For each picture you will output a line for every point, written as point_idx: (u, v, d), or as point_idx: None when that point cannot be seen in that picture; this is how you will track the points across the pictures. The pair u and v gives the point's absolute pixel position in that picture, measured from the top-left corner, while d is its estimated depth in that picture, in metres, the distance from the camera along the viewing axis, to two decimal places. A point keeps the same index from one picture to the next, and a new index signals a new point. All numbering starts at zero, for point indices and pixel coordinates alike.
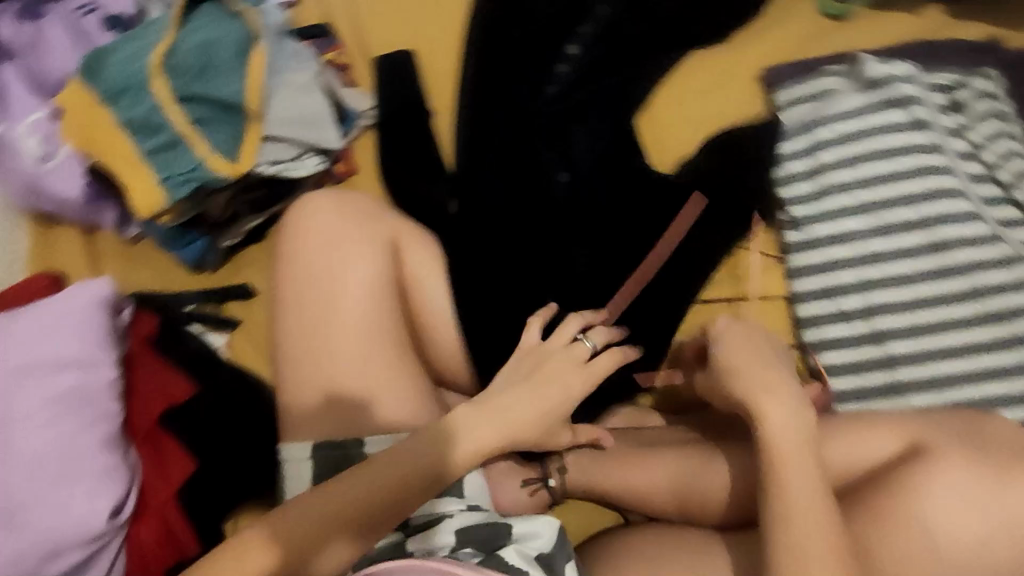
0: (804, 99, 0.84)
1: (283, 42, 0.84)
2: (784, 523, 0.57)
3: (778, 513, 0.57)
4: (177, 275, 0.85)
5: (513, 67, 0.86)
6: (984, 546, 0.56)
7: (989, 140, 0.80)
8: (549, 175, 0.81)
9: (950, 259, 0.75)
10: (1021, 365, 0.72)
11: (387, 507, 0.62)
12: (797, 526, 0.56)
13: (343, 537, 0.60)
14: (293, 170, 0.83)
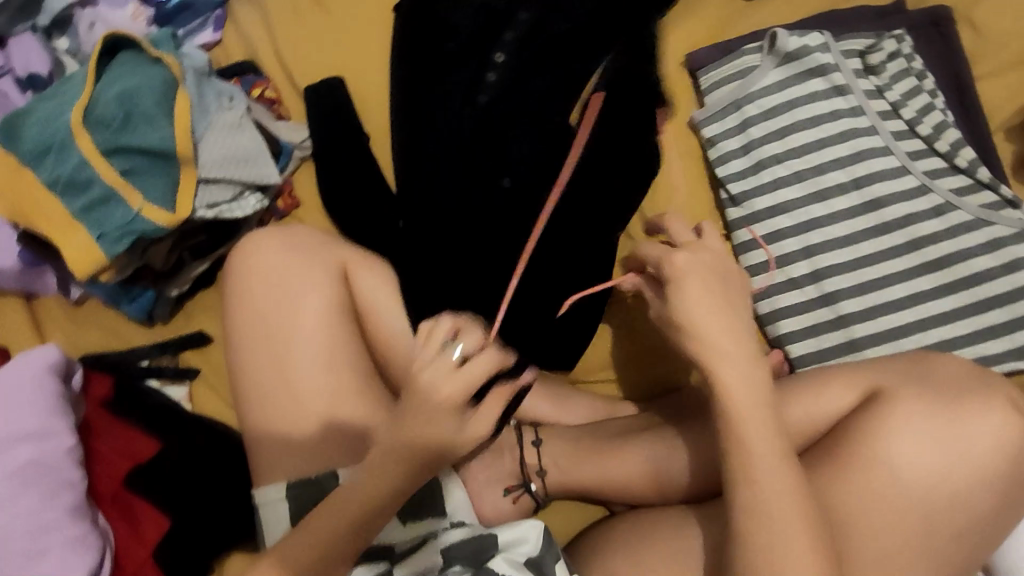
0: (723, 79, 0.81)
1: (207, 84, 0.83)
2: (801, 516, 0.50)
3: (789, 508, 0.50)
4: (130, 330, 0.84)
5: (430, 82, 0.86)
6: (947, 482, 0.54)
7: (907, 98, 0.77)
8: (492, 183, 0.80)
9: (884, 215, 0.74)
10: (966, 307, 0.71)
11: (353, 539, 0.59)
12: (805, 517, 0.50)
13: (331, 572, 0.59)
14: (232, 211, 0.81)
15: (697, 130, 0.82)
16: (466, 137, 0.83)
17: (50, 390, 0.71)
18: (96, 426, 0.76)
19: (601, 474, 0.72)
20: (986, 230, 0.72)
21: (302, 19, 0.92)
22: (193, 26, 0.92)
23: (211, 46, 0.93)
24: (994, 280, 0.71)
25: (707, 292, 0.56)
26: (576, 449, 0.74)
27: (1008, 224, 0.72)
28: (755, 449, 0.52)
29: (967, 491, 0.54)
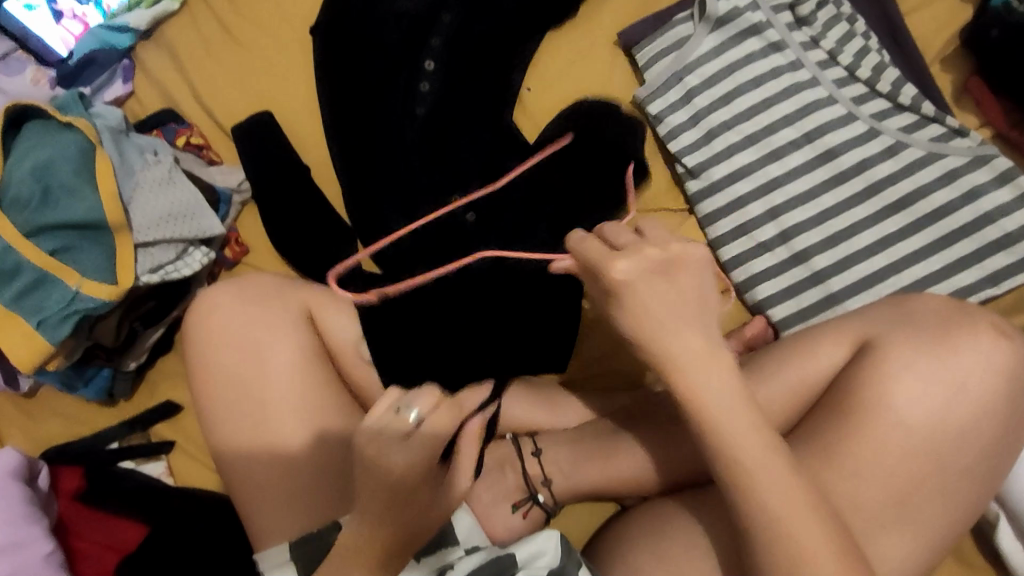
0: (659, 53, 0.79)
1: (127, 141, 0.77)
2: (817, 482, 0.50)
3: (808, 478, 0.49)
4: (92, 414, 0.79)
5: (363, 102, 0.83)
6: (953, 419, 0.54)
7: (841, 44, 0.77)
8: (442, 202, 0.80)
9: (841, 164, 0.74)
10: (934, 242, 0.71)
11: None
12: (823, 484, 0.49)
13: None
14: (179, 270, 0.76)
15: (642, 108, 0.80)
16: (410, 155, 0.81)
17: (15, 496, 0.66)
18: (74, 522, 0.73)
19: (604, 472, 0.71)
20: (940, 163, 0.72)
21: (217, 57, 0.87)
22: (101, 81, 0.86)
23: (125, 99, 0.88)
24: (957, 211, 0.71)
25: (662, 294, 0.51)
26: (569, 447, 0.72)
27: (959, 154, 0.72)
28: (767, 427, 0.50)
29: (973, 426, 0.54)
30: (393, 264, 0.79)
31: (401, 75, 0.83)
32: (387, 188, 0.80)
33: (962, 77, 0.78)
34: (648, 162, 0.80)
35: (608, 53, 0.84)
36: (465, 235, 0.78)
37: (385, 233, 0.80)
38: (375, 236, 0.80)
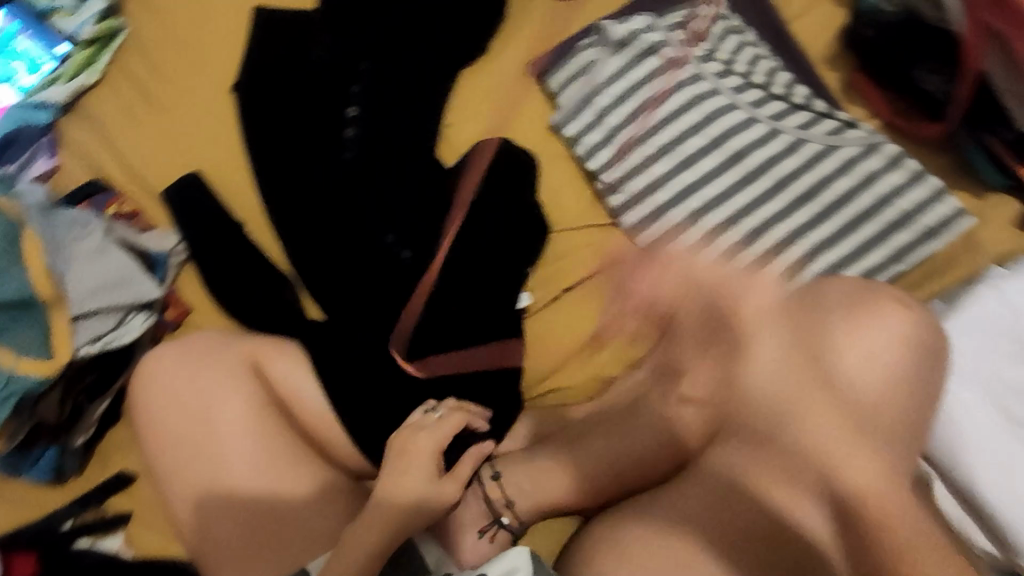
0: (569, 79, 0.84)
1: (55, 215, 0.77)
2: None
3: None
4: (42, 495, 0.77)
5: (289, 153, 0.84)
6: (873, 391, 0.58)
7: (735, 54, 0.83)
8: (377, 243, 0.81)
9: (749, 164, 0.78)
10: (843, 227, 0.75)
11: None
12: None
13: None
14: (120, 337, 0.76)
15: (560, 132, 0.84)
16: (341, 199, 0.82)
17: None
18: None
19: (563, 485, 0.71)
20: (837, 154, 0.78)
21: (141, 124, 0.88)
22: (25, 159, 0.86)
23: (50, 173, 0.87)
24: (858, 196, 0.76)
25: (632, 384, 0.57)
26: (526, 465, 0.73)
27: (854, 144, 0.78)
28: None
29: (889, 392, 0.58)
30: (332, 308, 0.80)
31: (325, 124, 0.85)
32: (324, 234, 0.82)
33: (848, 75, 0.83)
34: (570, 182, 0.84)
35: (522, 82, 0.88)
36: (403, 273, 0.79)
37: (324, 278, 0.81)
38: (313, 281, 0.81)
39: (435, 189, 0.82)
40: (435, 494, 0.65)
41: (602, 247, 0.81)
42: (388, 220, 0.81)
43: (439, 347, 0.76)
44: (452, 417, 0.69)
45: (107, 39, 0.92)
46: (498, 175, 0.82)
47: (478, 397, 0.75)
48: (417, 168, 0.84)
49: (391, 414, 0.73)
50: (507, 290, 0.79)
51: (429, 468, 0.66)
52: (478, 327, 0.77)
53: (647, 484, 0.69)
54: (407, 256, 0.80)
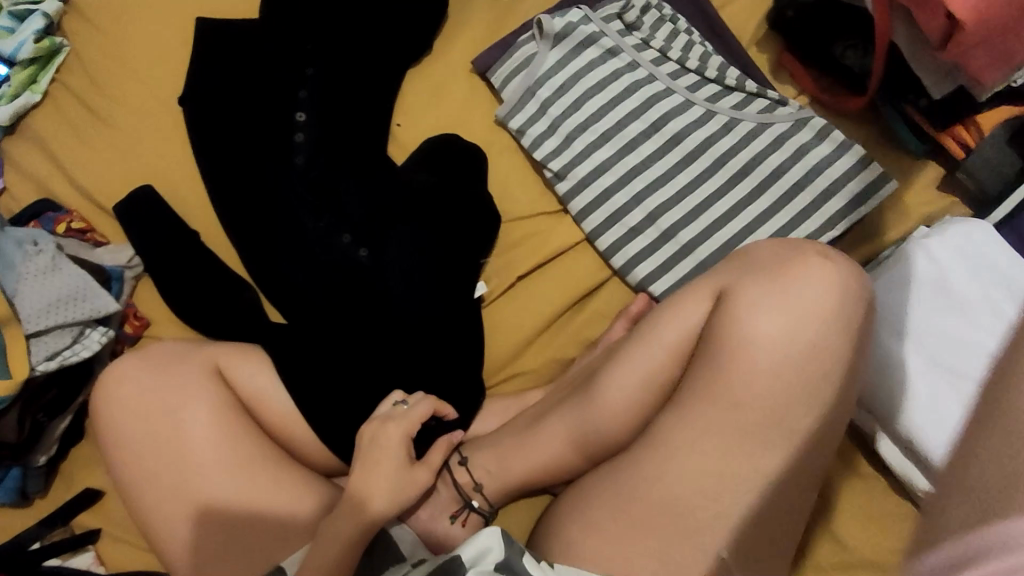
0: (511, 73, 0.86)
1: (3, 235, 0.77)
2: None
3: None
4: (7, 519, 0.76)
5: (240, 161, 0.85)
6: (814, 346, 0.61)
7: (669, 41, 0.86)
8: (332, 244, 0.81)
9: (687, 145, 0.82)
10: (778, 200, 0.79)
11: None
12: None
13: None
14: (76, 354, 0.75)
15: (505, 125, 0.87)
16: (292, 203, 0.83)
17: None
18: None
19: (529, 464, 0.72)
20: (769, 131, 0.81)
21: (87, 141, 0.88)
22: None
23: None
24: (791, 168, 0.80)
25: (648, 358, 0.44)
26: (492, 449, 0.75)
27: (785, 120, 0.82)
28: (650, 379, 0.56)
29: (823, 344, 0.61)
30: (292, 309, 0.81)
31: (271, 129, 0.86)
32: (280, 238, 0.83)
33: (776, 54, 0.88)
34: (519, 173, 0.86)
35: (466, 80, 0.90)
36: (359, 271, 0.80)
37: (283, 281, 0.82)
38: (272, 286, 0.82)
39: (388, 186, 0.83)
40: (405, 485, 0.66)
41: (553, 234, 0.83)
42: (339, 220, 0.82)
43: (400, 342, 0.77)
44: (419, 407, 0.70)
45: (47, 57, 0.91)
46: (445, 170, 0.84)
47: (443, 386, 0.77)
48: (368, 168, 0.85)
49: (354, 409, 0.74)
50: (464, 281, 0.81)
51: (400, 458, 0.67)
52: (439, 321, 0.78)
53: (620, 449, 0.69)
54: (365, 254, 0.81)
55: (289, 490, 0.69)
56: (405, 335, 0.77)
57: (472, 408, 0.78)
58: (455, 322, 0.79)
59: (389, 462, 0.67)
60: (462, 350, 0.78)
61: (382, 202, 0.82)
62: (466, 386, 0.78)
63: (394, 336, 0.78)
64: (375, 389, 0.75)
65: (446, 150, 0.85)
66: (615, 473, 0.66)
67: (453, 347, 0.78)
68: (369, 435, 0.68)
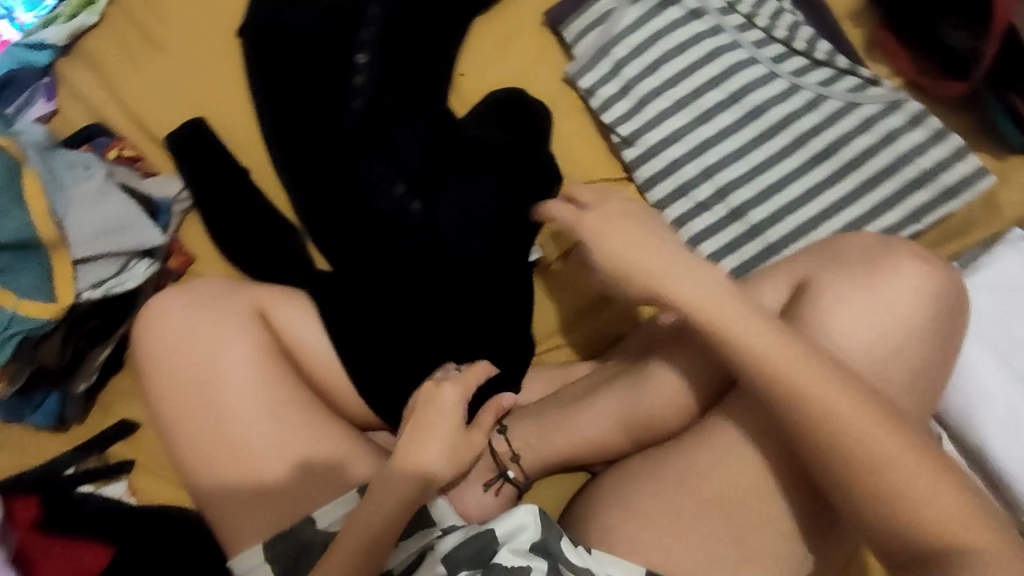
0: (586, 27, 0.82)
1: (55, 157, 0.75)
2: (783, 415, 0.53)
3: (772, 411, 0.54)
4: (42, 442, 0.76)
5: (296, 100, 0.82)
6: (899, 351, 0.57)
7: (758, 7, 0.81)
8: (385, 194, 0.79)
9: (768, 120, 0.77)
10: (859, 186, 0.75)
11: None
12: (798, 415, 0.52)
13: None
14: (122, 283, 0.75)
15: (574, 84, 0.83)
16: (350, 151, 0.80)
17: None
18: (35, 552, 0.69)
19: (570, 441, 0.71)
20: (858, 111, 0.76)
21: (142, 66, 0.85)
22: (21, 101, 0.84)
23: (49, 117, 0.85)
24: (877, 154, 0.75)
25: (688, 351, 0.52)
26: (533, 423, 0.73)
27: (875, 102, 0.77)
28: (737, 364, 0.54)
29: (907, 347, 0.57)
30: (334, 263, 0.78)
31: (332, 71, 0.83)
32: (333, 183, 0.80)
33: (871, 30, 0.83)
34: (584, 136, 0.82)
35: (536, 34, 0.86)
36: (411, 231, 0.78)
37: (331, 228, 0.79)
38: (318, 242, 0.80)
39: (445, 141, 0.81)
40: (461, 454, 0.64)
41: None
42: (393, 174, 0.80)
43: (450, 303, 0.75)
44: (472, 372, 0.67)
45: None
46: (507, 126, 0.80)
47: (489, 350, 0.74)
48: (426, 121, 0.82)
49: (397, 365, 0.72)
50: (518, 244, 0.78)
51: (457, 424, 0.64)
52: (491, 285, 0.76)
53: (669, 433, 0.67)
54: (418, 207, 0.78)
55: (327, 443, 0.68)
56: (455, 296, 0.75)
57: (519, 374, 0.75)
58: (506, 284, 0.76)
59: (445, 425, 0.63)
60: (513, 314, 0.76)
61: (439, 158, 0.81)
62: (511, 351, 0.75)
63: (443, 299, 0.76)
64: (419, 346, 0.73)
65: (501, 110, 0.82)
66: (665, 459, 0.64)
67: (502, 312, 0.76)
68: (424, 398, 0.64)
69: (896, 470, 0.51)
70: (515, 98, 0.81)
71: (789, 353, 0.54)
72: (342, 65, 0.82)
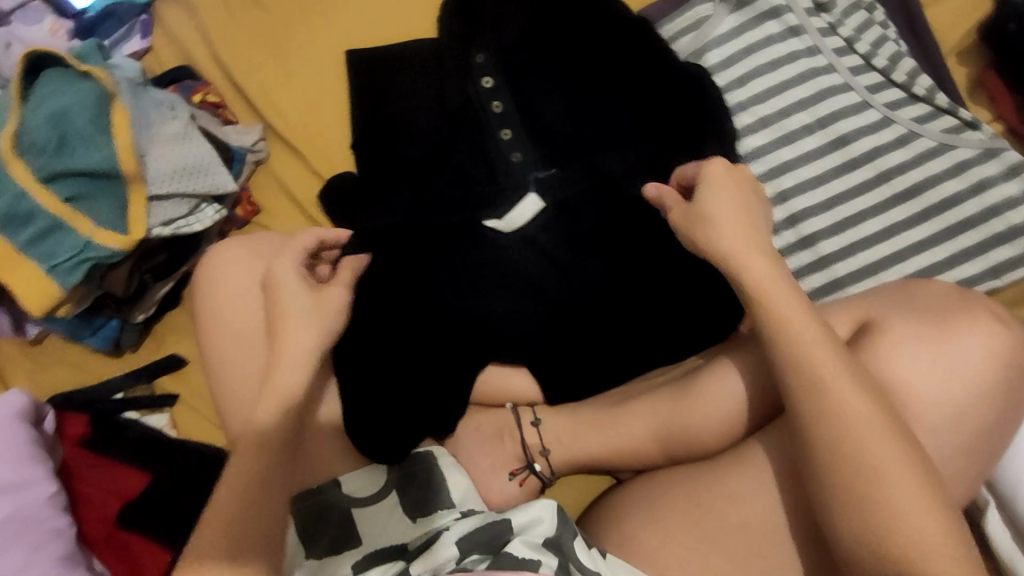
0: (679, 32, 0.81)
1: (145, 95, 0.78)
2: (841, 445, 0.51)
3: (826, 445, 0.51)
4: (98, 363, 0.80)
5: (410, 68, 0.81)
6: (962, 408, 0.55)
7: (860, 32, 0.78)
8: (497, 158, 0.75)
9: (852, 151, 0.75)
10: (940, 233, 0.72)
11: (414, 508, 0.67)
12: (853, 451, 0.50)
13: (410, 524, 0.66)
14: (189, 225, 0.76)
15: None
16: (450, 112, 0.78)
17: (22, 435, 0.67)
18: (78, 467, 0.72)
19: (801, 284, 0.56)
20: (951, 154, 0.74)
21: (234, 14, 0.87)
22: (119, 35, 0.86)
23: (142, 54, 0.88)
24: (965, 202, 0.72)
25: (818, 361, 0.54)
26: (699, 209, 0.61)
27: (971, 146, 0.74)
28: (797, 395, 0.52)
29: (967, 412, 0.55)
30: (425, 214, 0.74)
31: (440, 32, 0.80)
32: (433, 145, 0.78)
33: (978, 71, 0.79)
34: None
35: None
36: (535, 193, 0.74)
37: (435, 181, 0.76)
38: (413, 204, 0.75)
39: (565, 106, 0.77)
40: (391, 497, 0.68)
41: None
42: (513, 133, 0.76)
43: (537, 284, 0.73)
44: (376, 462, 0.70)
45: None
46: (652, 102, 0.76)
47: (558, 345, 0.72)
48: (541, 89, 0.78)
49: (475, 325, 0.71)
50: (620, 234, 0.73)
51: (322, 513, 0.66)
52: (592, 269, 0.73)
53: (710, 454, 0.66)
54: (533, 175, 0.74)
55: (444, 369, 0.70)
56: (543, 273, 0.73)
57: (584, 366, 0.72)
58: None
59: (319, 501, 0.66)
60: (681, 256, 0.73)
61: (553, 123, 0.76)
62: (615, 345, 0.72)
63: (585, 254, 0.73)
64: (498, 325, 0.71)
65: (658, 67, 0.77)
66: (696, 479, 0.64)
67: (588, 306, 0.72)
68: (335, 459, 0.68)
69: (940, 529, 0.48)
70: (674, 80, 0.76)
71: (841, 393, 0.52)
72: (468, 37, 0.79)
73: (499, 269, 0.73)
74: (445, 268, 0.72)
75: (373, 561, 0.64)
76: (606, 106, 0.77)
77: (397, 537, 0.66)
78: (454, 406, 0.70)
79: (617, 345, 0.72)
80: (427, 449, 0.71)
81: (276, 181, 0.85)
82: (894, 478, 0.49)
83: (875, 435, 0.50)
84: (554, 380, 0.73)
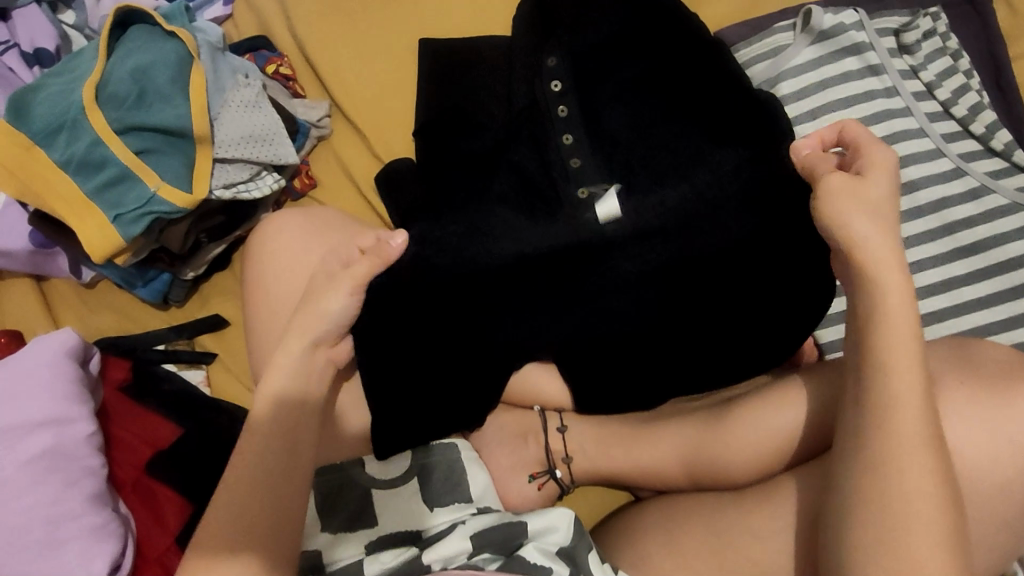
0: (755, 57, 0.80)
1: (222, 61, 0.80)
2: (878, 495, 0.50)
3: (865, 494, 0.50)
4: (146, 314, 0.83)
5: (481, 63, 0.82)
6: (1007, 478, 0.53)
7: (942, 78, 0.77)
8: (555, 161, 0.75)
9: (919, 198, 0.73)
10: (1001, 293, 0.70)
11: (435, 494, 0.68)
12: (892, 505, 0.49)
13: (426, 514, 0.67)
14: (249, 191, 0.78)
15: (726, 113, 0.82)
16: (516, 111, 0.78)
17: (67, 374, 0.69)
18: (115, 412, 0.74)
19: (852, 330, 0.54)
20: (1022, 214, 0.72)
21: None
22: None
23: (223, 20, 0.91)
24: None
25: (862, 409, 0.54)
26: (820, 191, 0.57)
27: None
28: None
29: (1012, 481, 0.53)
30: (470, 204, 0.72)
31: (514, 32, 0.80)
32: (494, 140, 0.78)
33: None
34: None
35: None
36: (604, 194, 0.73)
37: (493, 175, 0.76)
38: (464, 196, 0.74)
39: (632, 119, 0.77)
40: (411, 484, 0.69)
41: None
42: (574, 139, 0.75)
43: (581, 292, 0.71)
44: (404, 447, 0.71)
45: None
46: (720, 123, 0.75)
47: (595, 355, 0.71)
48: (609, 98, 0.78)
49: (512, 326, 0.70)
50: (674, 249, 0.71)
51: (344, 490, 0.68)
52: (638, 284, 0.71)
53: (735, 486, 0.65)
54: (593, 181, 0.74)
55: (478, 366, 0.70)
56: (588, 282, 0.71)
57: (620, 381, 0.71)
58: (747, 230, 0.71)
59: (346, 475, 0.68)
60: (734, 278, 0.71)
61: (617, 134, 0.76)
62: (654, 363, 0.71)
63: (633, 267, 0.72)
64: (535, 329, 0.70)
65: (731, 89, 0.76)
66: (720, 509, 0.63)
67: (631, 320, 0.71)
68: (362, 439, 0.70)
69: None
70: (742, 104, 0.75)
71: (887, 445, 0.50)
72: (543, 39, 0.79)
73: (541, 269, 0.71)
74: (486, 263, 0.70)
75: (387, 544, 0.66)
76: (673, 122, 0.76)
77: (413, 524, 0.67)
78: (486, 400, 0.71)
79: (654, 361, 0.71)
80: (453, 441, 0.71)
81: (336, 158, 0.87)
82: (931, 541, 0.48)
83: (925, 495, 0.49)
84: (586, 391, 0.72)
